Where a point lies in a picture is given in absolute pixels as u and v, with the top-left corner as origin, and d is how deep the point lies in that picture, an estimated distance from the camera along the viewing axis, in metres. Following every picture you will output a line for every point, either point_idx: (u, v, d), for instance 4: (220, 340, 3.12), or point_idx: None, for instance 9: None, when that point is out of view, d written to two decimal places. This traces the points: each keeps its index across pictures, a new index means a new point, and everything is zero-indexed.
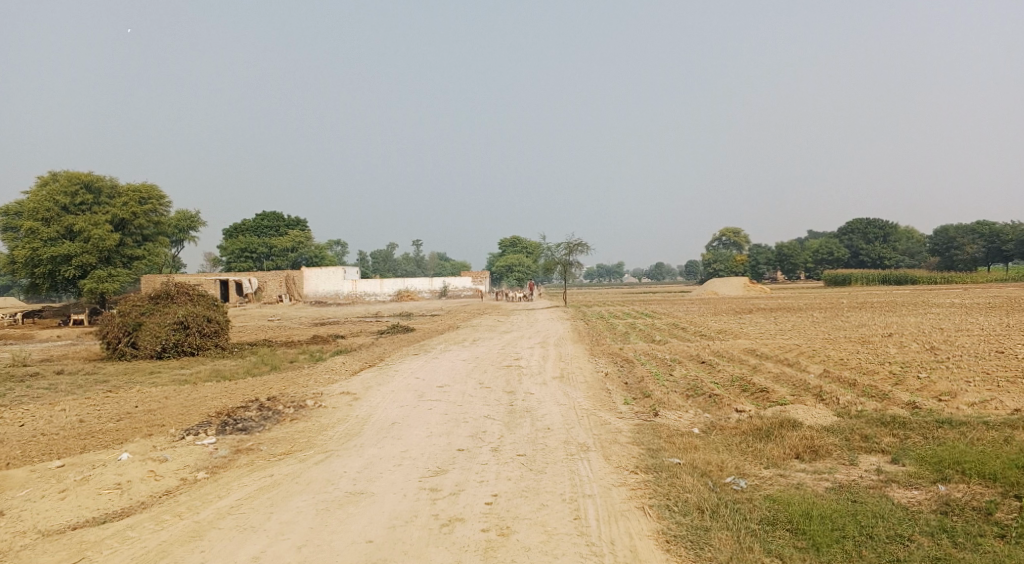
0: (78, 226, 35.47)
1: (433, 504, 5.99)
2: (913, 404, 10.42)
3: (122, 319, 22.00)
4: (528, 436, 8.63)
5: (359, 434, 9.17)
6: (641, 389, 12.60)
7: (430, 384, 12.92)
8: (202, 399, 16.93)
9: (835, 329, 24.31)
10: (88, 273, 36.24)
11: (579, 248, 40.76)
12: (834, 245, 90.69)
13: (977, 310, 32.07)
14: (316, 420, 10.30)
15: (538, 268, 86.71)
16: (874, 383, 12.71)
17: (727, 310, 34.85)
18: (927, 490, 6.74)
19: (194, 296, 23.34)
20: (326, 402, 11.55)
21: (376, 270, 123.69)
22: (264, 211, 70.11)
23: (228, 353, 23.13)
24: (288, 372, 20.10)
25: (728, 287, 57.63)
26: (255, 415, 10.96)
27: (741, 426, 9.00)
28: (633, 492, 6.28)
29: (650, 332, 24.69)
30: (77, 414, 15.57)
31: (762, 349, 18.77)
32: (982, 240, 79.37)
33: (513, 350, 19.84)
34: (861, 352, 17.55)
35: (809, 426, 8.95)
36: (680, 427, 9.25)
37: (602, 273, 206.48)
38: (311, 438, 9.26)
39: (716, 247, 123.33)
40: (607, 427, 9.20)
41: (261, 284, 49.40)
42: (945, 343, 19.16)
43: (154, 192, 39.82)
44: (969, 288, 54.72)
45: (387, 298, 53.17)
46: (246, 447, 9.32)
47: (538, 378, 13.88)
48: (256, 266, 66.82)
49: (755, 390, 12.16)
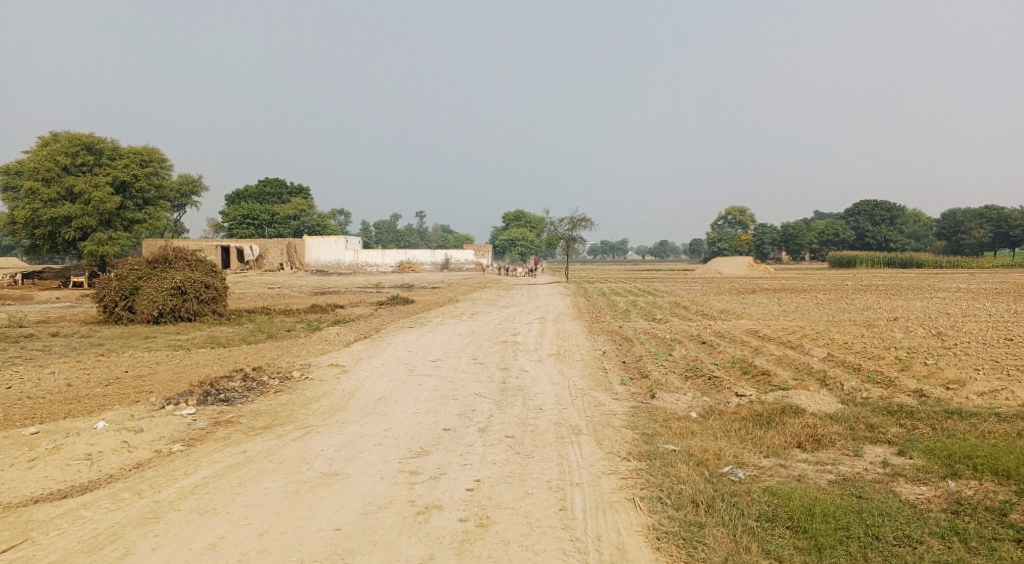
0: (79, 188, 35.03)
1: (410, 489, 5.64)
2: (921, 392, 10.03)
3: (119, 283, 21.65)
4: (518, 416, 8.26)
5: (344, 410, 8.83)
6: (639, 369, 12.23)
7: (422, 359, 12.57)
8: (194, 366, 16.64)
9: (839, 312, 23.90)
10: (88, 235, 35.89)
11: (583, 223, 40.26)
12: (840, 226, 89.98)
13: (984, 295, 31.64)
14: (301, 394, 9.98)
15: (541, 243, 86.28)
16: (879, 369, 12.31)
17: (730, 290, 34.50)
18: (937, 485, 6.36)
19: (192, 262, 22.92)
20: (312, 374, 11.21)
21: (378, 240, 123.21)
22: (267, 178, 69.46)
23: (225, 320, 22.79)
24: (283, 340, 19.80)
25: (732, 266, 57.18)
26: (239, 385, 10.63)
27: (741, 411, 8.63)
28: (624, 481, 5.91)
29: (650, 309, 24.36)
30: (66, 378, 15.28)
31: (764, 330, 18.38)
32: (989, 226, 78.51)
33: (511, 324, 19.49)
34: (866, 336, 17.16)
35: (812, 413, 8.57)
36: (677, 411, 8.89)
37: (605, 249, 206.25)
38: (293, 413, 8.94)
39: (721, 226, 122.58)
40: (601, 408, 8.83)
41: (262, 252, 49.01)
42: (952, 328, 18.75)
43: (156, 155, 39.26)
44: (974, 273, 54.17)
45: (389, 268, 52.77)
46: (225, 419, 9.01)
47: (534, 355, 13.53)
48: (258, 234, 66.41)
49: (756, 373, 11.78)
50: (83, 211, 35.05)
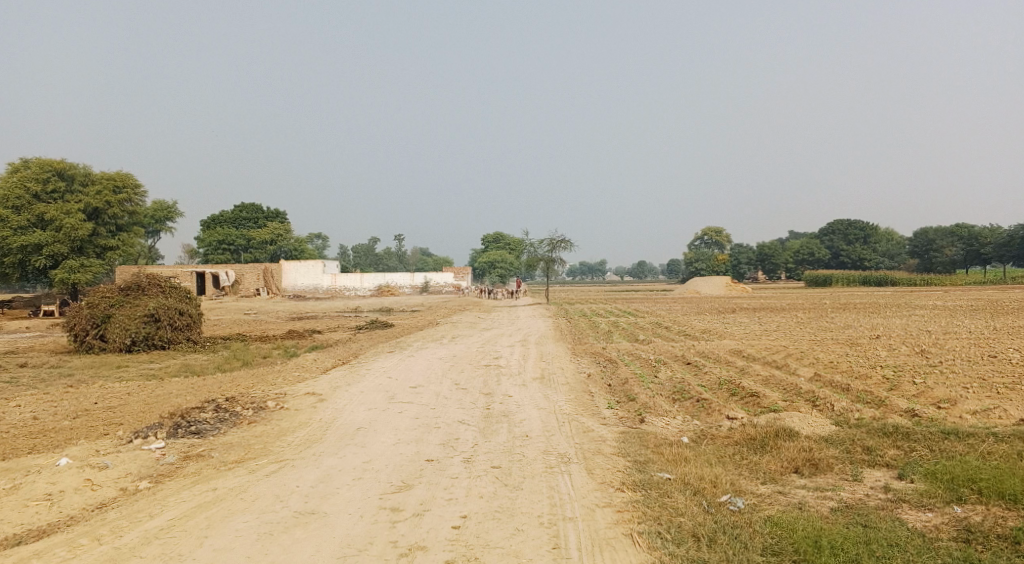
0: (50, 215, 34.28)
1: (392, 528, 5.28)
2: (913, 412, 9.86)
3: (90, 311, 21.04)
4: (505, 445, 7.92)
5: (321, 441, 8.42)
6: (626, 392, 11.94)
7: (403, 385, 12.18)
8: (167, 396, 16.08)
9: (821, 330, 23.84)
10: (59, 263, 35.04)
11: (563, 245, 40.12)
12: (815, 245, 91.01)
13: (961, 312, 31.87)
14: (276, 424, 9.55)
15: (520, 265, 86.21)
16: (868, 389, 12.14)
17: (711, 309, 34.43)
18: (942, 511, 6.14)
19: (166, 288, 22.33)
20: (288, 403, 10.77)
21: (356, 264, 122.39)
22: (243, 202, 68.73)
23: (200, 347, 22.20)
24: (260, 368, 19.28)
25: (711, 286, 57.35)
26: (211, 416, 10.18)
27: (734, 435, 8.38)
28: (620, 515, 5.60)
29: (633, 330, 24.19)
30: (33, 411, 14.66)
31: (748, 350, 18.20)
32: (960, 244, 79.79)
33: (493, 348, 19.14)
34: (850, 355, 17.04)
35: (806, 436, 8.33)
36: (668, 436, 8.61)
37: (584, 270, 206.80)
38: (268, 446, 8.51)
39: (698, 246, 123.43)
40: (590, 435, 8.52)
41: (238, 277, 48.25)
42: (936, 346, 18.73)
43: (129, 181, 38.63)
44: (948, 290, 54.79)
45: (368, 292, 52.18)
46: (196, 454, 8.56)
47: (518, 379, 13.19)
48: (235, 259, 65.52)
49: (745, 394, 11.55)
50: (54, 238, 34.26)
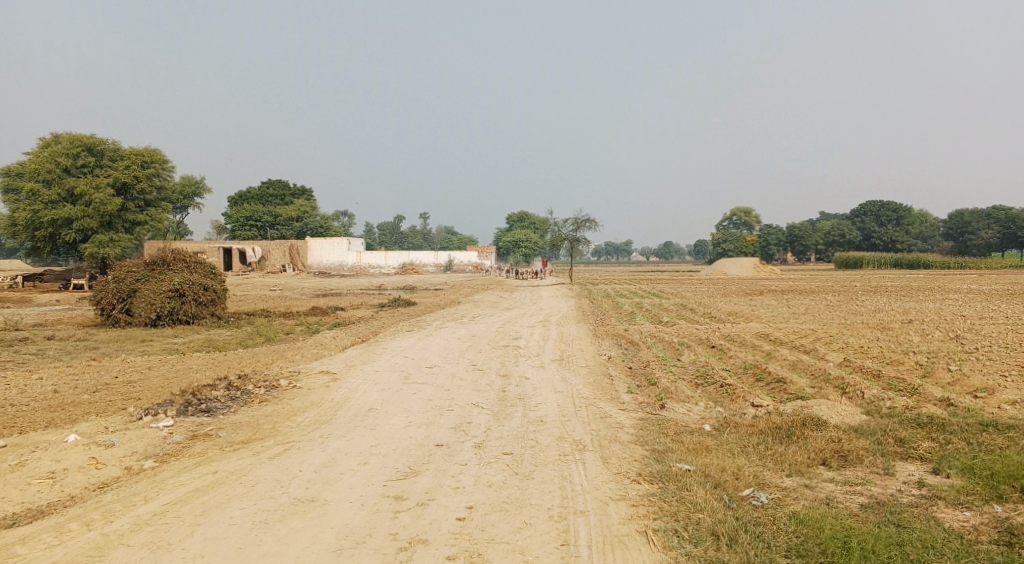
0: (80, 190, 34.52)
1: (393, 519, 5.04)
2: (949, 401, 9.38)
3: (116, 285, 21.11)
4: (518, 430, 7.63)
5: (330, 423, 8.21)
6: (646, 376, 11.57)
7: (419, 365, 11.96)
8: (187, 371, 16.06)
9: (851, 314, 23.19)
10: (89, 237, 35.38)
11: (587, 224, 39.59)
12: (846, 227, 89.22)
13: (998, 296, 30.86)
14: (287, 404, 9.38)
15: (545, 244, 85.64)
16: (900, 375, 11.64)
17: (737, 291, 33.80)
18: (982, 511, 5.74)
19: (191, 264, 22.32)
20: (301, 382, 10.59)
21: (381, 241, 122.65)
22: (270, 179, 68.93)
23: (224, 323, 22.21)
24: (281, 344, 19.22)
25: (738, 267, 56.41)
26: (222, 394, 10.04)
27: (758, 423, 8.01)
28: (635, 510, 5.29)
29: (657, 312, 23.75)
30: (55, 384, 14.70)
31: (775, 333, 17.68)
32: (997, 226, 77.52)
33: (513, 328, 18.85)
34: (881, 340, 16.47)
35: (835, 426, 7.93)
36: (689, 423, 8.26)
37: (610, 250, 205.62)
38: (276, 426, 8.33)
39: (726, 227, 121.69)
40: (607, 421, 8.19)
41: (264, 253, 48.45)
42: (972, 332, 18.05)
43: (157, 156, 38.75)
44: (985, 274, 53.25)
45: (391, 270, 52.17)
46: (203, 433, 8.40)
47: (536, 360, 12.89)
48: (261, 235, 65.89)
49: (771, 380, 11.14)
50: (83, 213, 34.55)
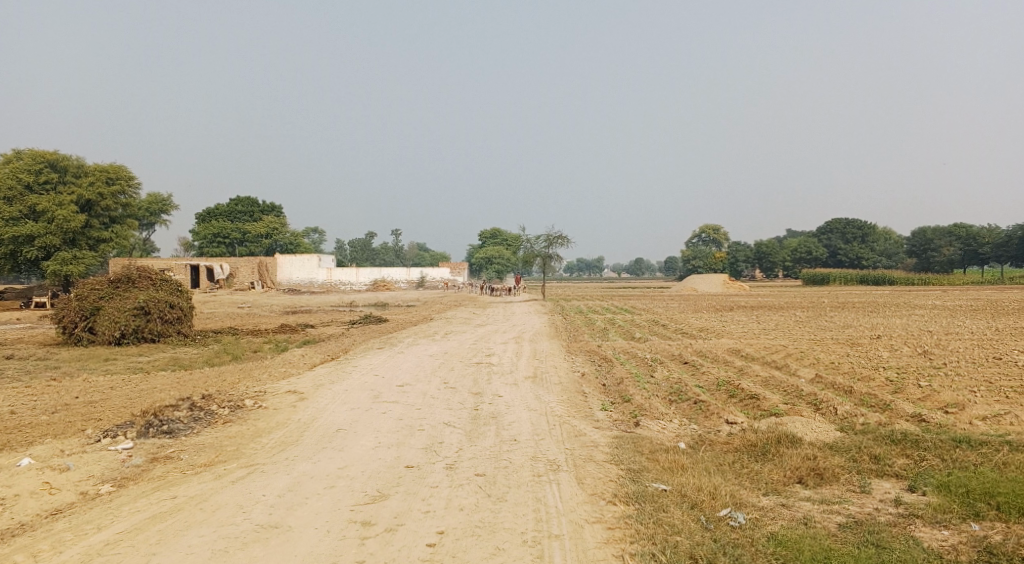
0: (42, 206, 33.69)
1: (360, 547, 4.85)
2: (921, 417, 9.42)
3: (79, 303, 20.52)
4: (491, 449, 7.46)
5: (296, 444, 7.96)
6: (620, 393, 11.47)
7: (389, 383, 11.72)
8: (151, 391, 15.60)
9: (820, 330, 23.41)
10: (51, 254, 34.48)
11: (560, 241, 39.61)
12: (812, 244, 90.73)
13: (961, 312, 31.44)
14: (252, 425, 9.10)
15: (517, 261, 85.65)
16: (872, 391, 11.70)
17: (708, 308, 34.00)
18: (959, 530, 5.71)
19: (157, 281, 21.79)
20: (268, 402, 10.30)
21: (352, 257, 121.75)
22: (239, 195, 68.07)
23: (190, 341, 21.68)
24: (249, 363, 18.81)
25: (709, 284, 56.88)
26: (185, 415, 9.71)
27: (733, 441, 7.94)
28: (611, 533, 5.16)
29: (629, 328, 23.74)
30: (11, 405, 14.15)
31: (747, 349, 17.73)
32: (958, 244, 79.36)
33: (485, 345, 18.67)
34: (851, 356, 16.60)
35: (810, 443, 7.89)
36: (664, 441, 8.16)
37: (582, 267, 206.51)
38: (240, 449, 8.05)
39: (696, 244, 122.94)
40: (581, 440, 8.05)
41: (233, 270, 47.69)
42: (938, 347, 18.29)
43: (123, 172, 38.03)
44: (947, 290, 54.36)
45: (363, 287, 51.69)
46: (164, 455, 8.09)
47: (509, 378, 12.72)
48: (230, 252, 64.91)
49: (744, 396, 11.11)
50: (46, 229, 33.70)
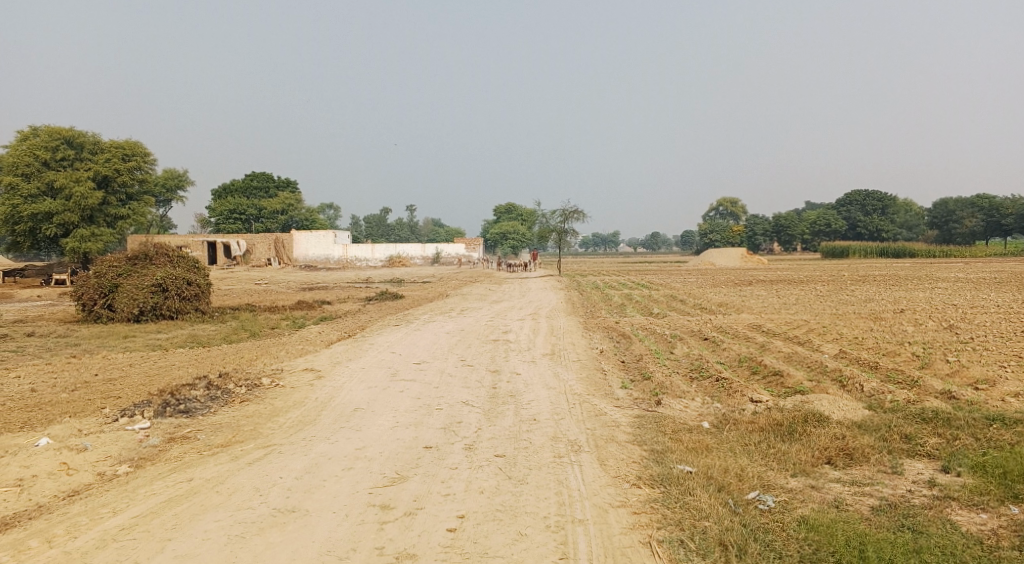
0: (60, 183, 33.80)
1: (379, 532, 4.74)
2: (951, 394, 9.16)
3: (97, 280, 20.57)
4: (511, 429, 7.32)
5: (313, 424, 7.86)
6: (640, 370, 11.29)
7: (406, 361, 11.62)
8: (170, 368, 15.62)
9: (841, 304, 23.03)
10: (70, 232, 34.68)
11: (576, 215, 39.24)
12: (831, 217, 89.54)
13: (985, 285, 30.86)
14: (268, 404, 9.02)
15: (533, 236, 85.26)
16: (898, 367, 11.42)
17: (726, 282, 33.62)
18: (998, 513, 5.51)
19: (174, 258, 21.79)
20: (284, 381, 10.22)
21: (368, 233, 121.87)
22: (254, 171, 68.05)
23: (209, 318, 21.71)
24: (266, 340, 18.80)
25: (726, 258, 56.32)
26: (202, 394, 9.64)
27: (759, 420, 7.75)
28: (637, 518, 5.01)
29: (647, 303, 23.50)
30: (32, 383, 14.22)
31: (768, 325, 17.44)
32: (981, 215, 77.92)
33: (502, 321, 18.52)
34: (875, 331, 16.28)
35: (838, 422, 7.67)
36: (687, 420, 7.98)
37: (597, 241, 205.78)
38: (257, 429, 7.97)
39: (713, 217, 121.75)
40: (602, 419, 7.88)
41: (249, 247, 47.76)
42: (964, 321, 17.89)
43: (139, 148, 38.01)
44: (970, 262, 53.42)
45: (379, 263, 51.67)
46: (181, 435, 8.03)
47: (527, 355, 12.56)
48: (246, 229, 65.06)
49: (767, 373, 10.88)
50: (64, 207, 33.85)
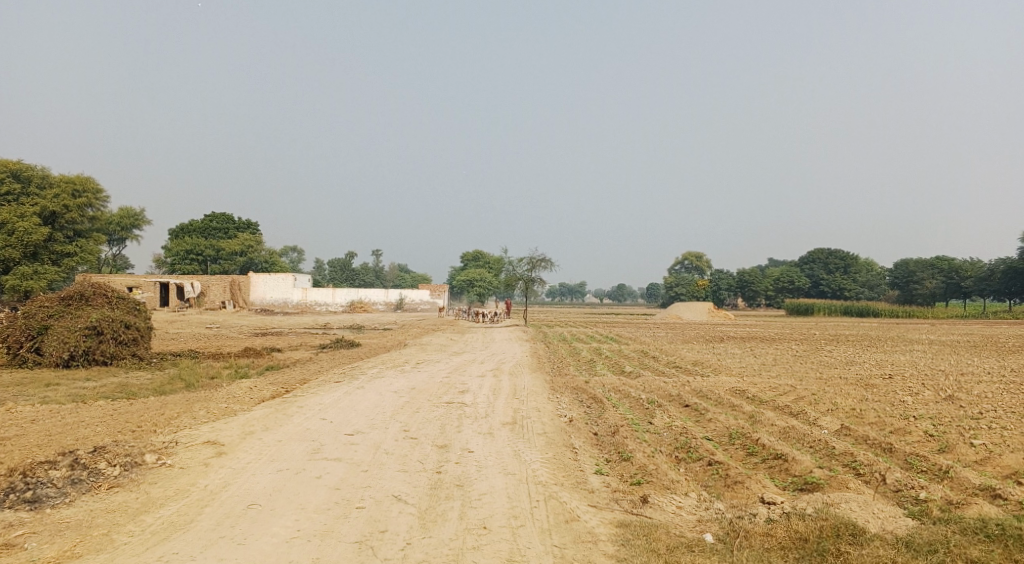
0: (4, 217, 31.00)
1: None
2: (996, 492, 7.49)
3: (25, 322, 18.08)
4: (449, 546, 5.49)
5: (186, 530, 5.87)
6: (617, 449, 9.37)
7: (336, 432, 9.58)
8: (79, 424, 13.24)
9: (824, 367, 21.45)
10: (11, 268, 31.80)
11: (543, 263, 37.62)
12: (795, 274, 90.18)
13: (962, 349, 29.81)
14: (142, 495, 6.95)
15: (500, 284, 83.49)
16: (916, 449, 9.71)
17: (698, 337, 32.18)
18: None
19: (113, 300, 19.43)
20: (174, 458, 8.16)
21: (331, 278, 119.05)
22: (214, 212, 65.64)
23: (146, 364, 19.23)
24: (202, 392, 16.51)
25: (693, 312, 55.18)
26: (60, 474, 7.47)
27: (776, 531, 5.97)
28: None
29: (618, 360, 21.72)
30: None
31: (752, 390, 15.65)
32: (941, 276, 78.60)
33: (460, 378, 16.52)
34: (871, 400, 14.64)
35: (878, 537, 5.90)
36: (685, 530, 6.17)
37: (564, 291, 206.51)
38: (108, 535, 5.90)
39: (679, 271, 121.48)
40: (575, 529, 6.01)
41: (204, 288, 44.78)
42: (962, 390, 16.36)
43: (91, 184, 35.94)
44: (934, 323, 53.28)
45: (339, 308, 49.25)
46: (4, 543, 5.89)
47: (483, 425, 10.60)
48: (202, 270, 62.21)
49: (768, 456, 9.07)
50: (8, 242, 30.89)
